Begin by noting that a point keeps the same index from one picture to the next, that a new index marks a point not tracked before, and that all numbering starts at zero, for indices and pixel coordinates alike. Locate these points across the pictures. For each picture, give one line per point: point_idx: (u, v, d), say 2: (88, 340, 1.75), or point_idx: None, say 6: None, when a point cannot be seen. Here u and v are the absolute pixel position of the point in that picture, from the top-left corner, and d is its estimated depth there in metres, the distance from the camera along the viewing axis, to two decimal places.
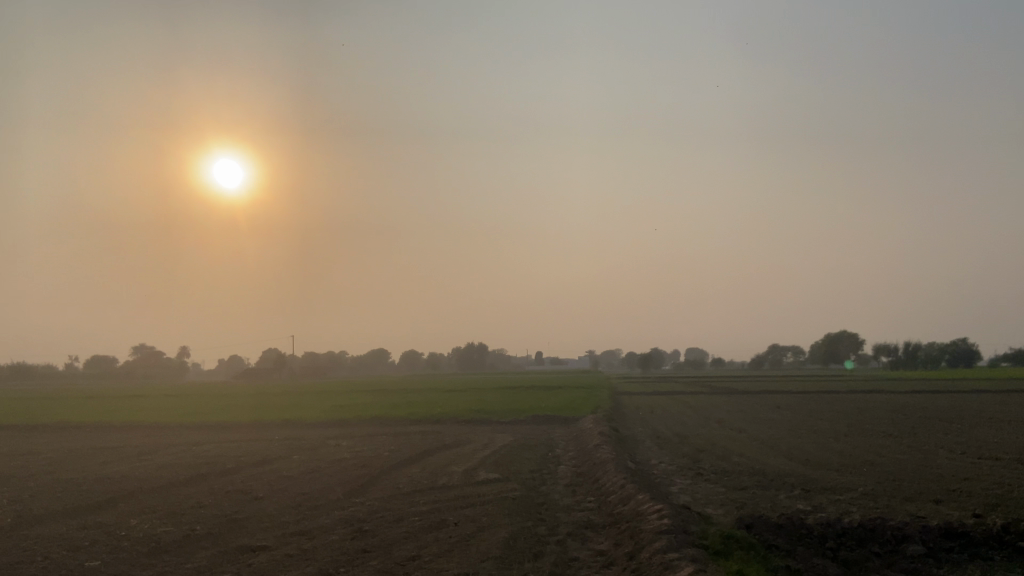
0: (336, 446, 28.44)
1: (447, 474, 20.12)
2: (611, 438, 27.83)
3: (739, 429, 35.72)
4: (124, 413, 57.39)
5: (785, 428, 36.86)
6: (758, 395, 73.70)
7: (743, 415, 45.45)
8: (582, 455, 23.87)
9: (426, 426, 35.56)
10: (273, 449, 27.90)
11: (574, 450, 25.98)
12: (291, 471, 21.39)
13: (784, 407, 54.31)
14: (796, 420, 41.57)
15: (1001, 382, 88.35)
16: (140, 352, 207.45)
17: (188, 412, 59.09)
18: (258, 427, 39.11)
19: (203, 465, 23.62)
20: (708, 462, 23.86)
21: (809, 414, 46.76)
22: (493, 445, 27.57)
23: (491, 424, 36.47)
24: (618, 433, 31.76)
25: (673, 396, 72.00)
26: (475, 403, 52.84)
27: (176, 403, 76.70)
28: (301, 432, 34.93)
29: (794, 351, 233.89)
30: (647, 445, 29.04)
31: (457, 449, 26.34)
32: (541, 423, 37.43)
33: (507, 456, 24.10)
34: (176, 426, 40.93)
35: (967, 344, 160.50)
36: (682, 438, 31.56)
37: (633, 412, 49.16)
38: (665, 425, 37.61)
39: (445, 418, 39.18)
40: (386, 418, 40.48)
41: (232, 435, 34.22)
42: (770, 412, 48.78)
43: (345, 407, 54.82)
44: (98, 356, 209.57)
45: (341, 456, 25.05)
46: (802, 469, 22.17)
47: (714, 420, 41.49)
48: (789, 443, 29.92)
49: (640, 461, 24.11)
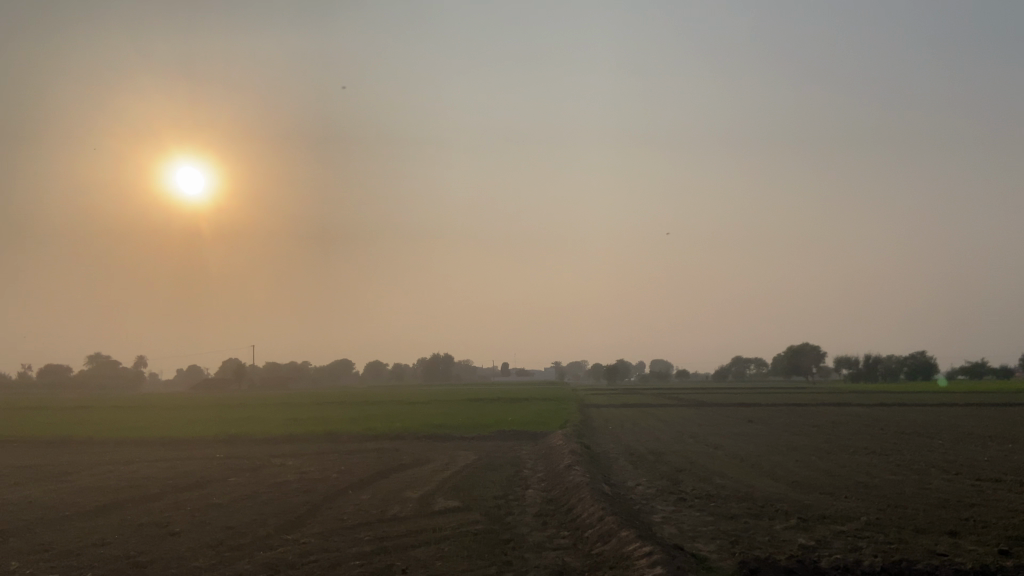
0: (279, 466, 25.70)
1: (401, 502, 17.70)
2: (584, 457, 25.62)
3: (715, 446, 33.75)
4: (63, 425, 53.56)
5: (764, 444, 35.00)
6: (727, 407, 71.81)
7: (717, 429, 43.63)
8: (552, 478, 21.58)
9: (384, 442, 33.00)
10: (208, 470, 25.07)
11: (543, 470, 23.65)
12: (223, 498, 18.76)
13: (757, 420, 52.45)
14: (772, 435, 39.77)
15: (964, 394, 87.96)
16: (96, 361, 200.65)
17: (134, 425, 55.42)
18: (200, 443, 36.09)
19: (126, 489, 20.83)
20: (690, 484, 21.75)
21: (783, 428, 45.11)
22: (454, 465, 25.14)
23: (452, 441, 33.91)
24: (590, 449, 29.55)
25: (642, 408, 69.81)
26: (436, 416, 50.16)
27: (126, 415, 72.51)
28: (248, 449, 32.04)
29: (757, 363, 234.33)
30: (621, 464, 26.87)
31: (415, 470, 23.91)
32: (506, 439, 35.13)
33: (469, 478, 21.75)
34: (112, 441, 37.70)
35: (926, 356, 161.45)
36: (658, 455, 29.46)
37: (602, 426, 47.04)
38: (638, 441, 35.46)
39: (403, 433, 36.55)
40: (341, 433, 37.67)
41: (170, 453, 31.28)
42: (744, 426, 46.99)
43: (300, 421, 51.78)
44: (53, 367, 202.96)
45: (284, 478, 22.38)
46: (795, 494, 20.17)
47: (688, 436, 39.46)
48: (772, 461, 28.02)
49: (616, 484, 21.89)
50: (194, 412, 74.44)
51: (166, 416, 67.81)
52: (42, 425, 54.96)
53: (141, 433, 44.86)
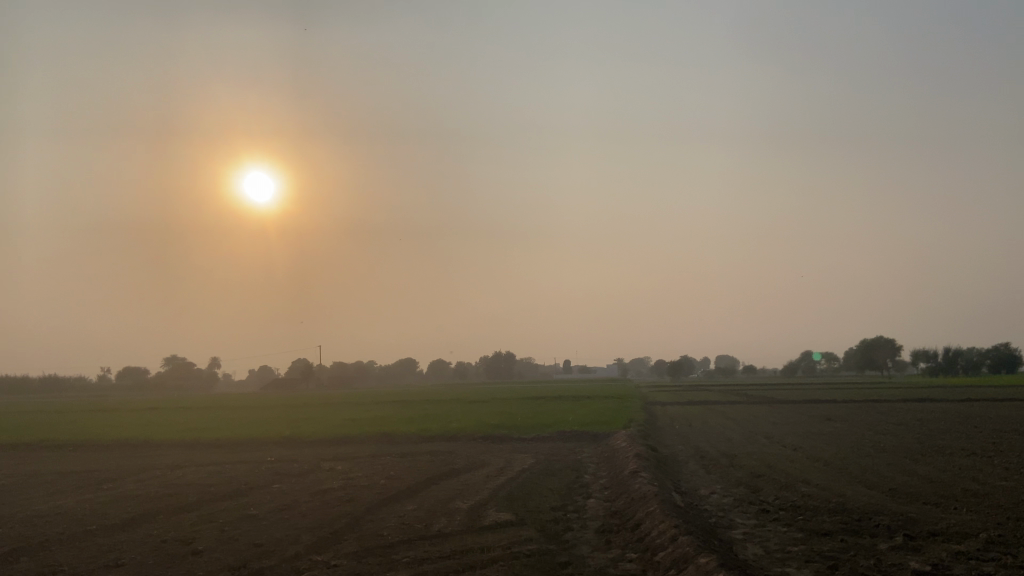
0: (327, 471, 24.40)
1: (448, 515, 16.05)
2: (651, 461, 23.54)
3: (794, 447, 31.18)
4: (126, 428, 53.93)
5: (847, 445, 32.15)
6: (800, 404, 68.17)
7: (793, 429, 40.81)
8: (616, 486, 19.61)
9: (438, 444, 31.50)
10: (253, 476, 23.94)
11: (606, 476, 21.68)
12: (259, 510, 17.48)
13: (835, 418, 49.14)
14: (855, 435, 36.76)
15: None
16: (172, 363, 206.58)
17: (195, 426, 55.45)
18: (254, 445, 35.33)
19: (162, 499, 19.77)
20: (772, 494, 19.47)
21: (866, 426, 41.92)
22: (510, 469, 23.37)
23: (509, 442, 32.19)
24: (657, 452, 27.39)
25: (710, 406, 66.66)
26: (496, 416, 48.68)
27: (193, 416, 73.13)
28: (298, 452, 30.98)
29: (828, 357, 226.16)
30: (691, 469, 24.66)
31: (468, 476, 22.22)
32: (566, 441, 33.22)
33: (526, 485, 19.96)
34: (170, 444, 37.34)
35: (1010, 347, 152.54)
36: (731, 459, 27.13)
37: (669, 425, 44.57)
38: (709, 442, 33.05)
39: (459, 434, 35.01)
40: (395, 435, 36.40)
41: (222, 456, 30.48)
42: (823, 424, 43.96)
43: (358, 421, 51.00)
44: (131, 370, 209.81)
45: (329, 485, 21.00)
46: (893, 505, 17.78)
47: (762, 436, 36.81)
48: (860, 465, 25.43)
49: (688, 492, 19.77)
50: (259, 413, 74.68)
51: (230, 418, 68.20)
52: (110, 426, 55.78)
53: (199, 435, 44.56)
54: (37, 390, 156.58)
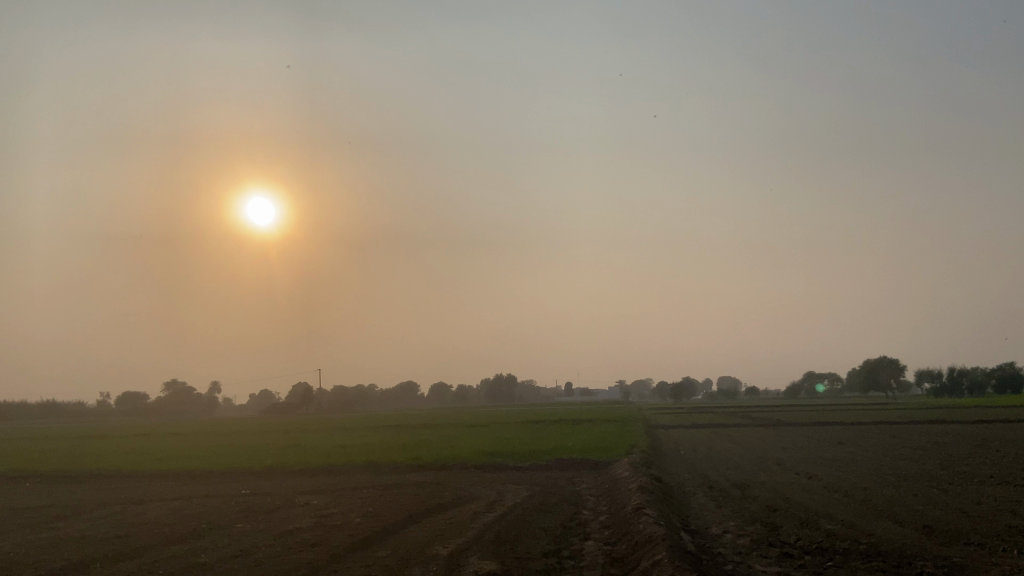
0: (301, 507, 22.22)
1: (422, 564, 13.87)
2: (656, 495, 21.34)
3: (810, 476, 28.91)
4: (108, 456, 51.65)
5: (866, 472, 29.87)
6: (807, 427, 65.75)
7: (805, 454, 38.52)
8: (617, 525, 17.40)
9: (427, 475, 29.30)
10: (219, 513, 21.77)
11: (606, 513, 19.46)
12: (208, 558, 15.28)
13: (847, 442, 46.76)
14: (873, 461, 34.48)
15: None
16: (172, 388, 204.08)
17: (180, 453, 53.18)
18: (232, 475, 33.13)
19: (107, 543, 17.61)
20: (794, 533, 17.23)
21: (881, 451, 39.71)
22: (501, 505, 21.16)
23: (503, 472, 30.05)
24: (662, 483, 25.21)
25: (716, 429, 64.25)
26: (492, 441, 46.44)
27: (183, 442, 70.73)
28: (276, 484, 28.89)
29: (831, 378, 223.80)
30: (701, 502, 22.45)
31: (453, 513, 20.02)
32: (565, 469, 30.99)
33: (516, 525, 17.76)
34: (144, 475, 35.15)
35: (1016, 368, 150.05)
36: (743, 490, 24.92)
37: (674, 451, 42.46)
38: (717, 471, 30.81)
39: (450, 463, 32.79)
40: (382, 463, 34.29)
41: (193, 489, 28.29)
42: (836, 449, 41.70)
43: (348, 447, 48.90)
44: (130, 395, 207.54)
45: (297, 525, 18.74)
46: (934, 547, 15.56)
47: (773, 462, 34.54)
48: (885, 496, 23.20)
49: (700, 533, 17.55)
50: (252, 438, 72.43)
51: (220, 443, 65.94)
52: (91, 455, 53.48)
53: (179, 464, 42.37)
54: (31, 415, 154.03)
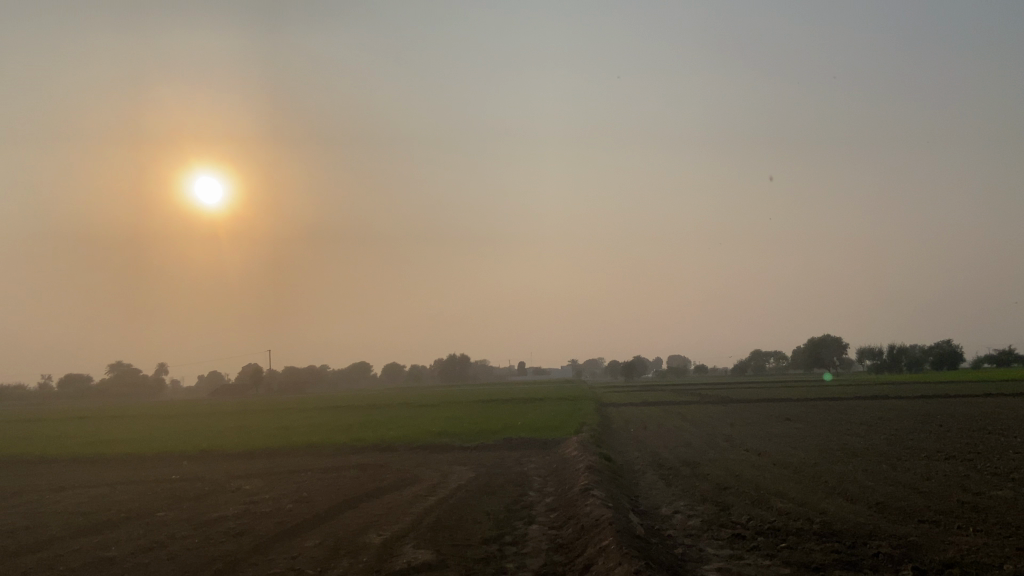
0: (231, 493, 20.83)
1: (352, 554, 12.79)
2: (606, 475, 20.60)
3: (759, 452, 28.68)
4: (38, 440, 49.18)
5: (815, 448, 29.79)
6: (755, 403, 66.36)
7: (754, 430, 38.51)
8: (564, 508, 16.55)
9: (370, 457, 28.15)
10: (142, 500, 20.26)
11: (553, 495, 18.64)
12: (118, 552, 13.90)
13: (794, 417, 47.04)
14: (820, 436, 34.55)
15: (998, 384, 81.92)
16: (115, 369, 198.01)
17: (116, 436, 50.95)
18: (165, 460, 31.47)
19: (9, 535, 16.05)
20: (745, 513, 16.67)
21: (828, 426, 39.92)
22: (444, 487, 20.14)
23: (449, 453, 29.07)
24: (611, 462, 24.56)
25: (666, 407, 64.29)
26: (441, 421, 45.52)
27: (122, 425, 68.18)
28: (210, 468, 27.39)
29: (778, 356, 228.35)
30: (650, 481, 21.83)
31: (393, 496, 18.97)
32: (514, 449, 30.15)
33: (458, 509, 16.77)
34: (71, 460, 33.22)
35: (952, 345, 155.10)
36: (693, 468, 24.41)
37: (624, 429, 42.07)
38: (668, 448, 30.32)
39: (396, 444, 31.69)
40: (325, 445, 32.98)
41: (119, 474, 26.60)
42: (784, 425, 41.81)
43: (293, 429, 47.37)
44: (71, 377, 200.89)
45: (222, 513, 17.38)
46: (889, 526, 15.17)
47: (722, 439, 34.34)
48: (834, 472, 22.94)
49: (650, 514, 16.85)
50: (195, 420, 70.02)
51: (161, 426, 63.56)
52: (20, 439, 50.97)
53: (111, 448, 40.33)
54: None
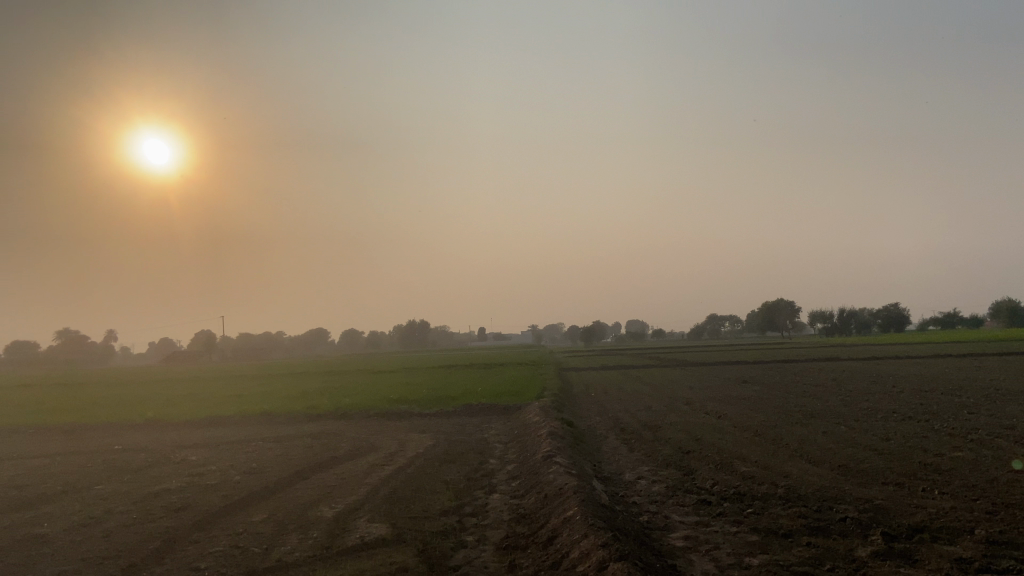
0: (176, 465, 19.87)
1: (302, 530, 12.05)
2: (568, 441, 20.13)
3: (720, 415, 28.57)
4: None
5: (775, 410, 29.82)
6: (713, 367, 66.92)
7: (713, 393, 38.60)
8: (525, 476, 15.99)
9: (326, 425, 27.33)
10: (80, 472, 19.18)
11: (514, 462, 18.09)
12: (49, 528, 12.95)
13: (752, 380, 47.33)
14: (779, 399, 34.66)
15: (946, 346, 83.87)
16: (65, 336, 192.67)
17: (62, 405, 49.24)
18: (110, 429, 30.25)
19: None
20: (709, 478, 16.35)
21: (786, 388, 40.21)
22: (402, 456, 19.47)
23: (407, 420, 28.38)
24: (573, 427, 24.15)
25: (626, 371, 64.41)
26: (399, 388, 44.83)
27: (71, 393, 66.05)
28: (157, 438, 26.29)
29: (733, 321, 231.95)
30: (613, 446, 21.45)
31: (348, 467, 18.23)
32: (474, 416, 29.63)
33: (416, 479, 16.11)
34: (11, 430, 31.75)
35: (900, 309, 159.05)
36: (655, 432, 24.13)
37: (585, 393, 41.90)
38: (629, 412, 30.04)
39: (352, 412, 30.91)
40: (280, 413, 32.03)
41: (59, 445, 25.37)
42: (743, 388, 42.01)
43: (247, 397, 46.22)
44: (18, 345, 195.01)
45: (165, 486, 16.44)
46: (854, 490, 14.95)
47: (683, 402, 34.24)
48: (796, 435, 22.85)
49: (613, 480, 16.40)
50: (147, 388, 68.15)
51: (112, 393, 61.73)
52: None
53: (56, 417, 38.81)
54: None
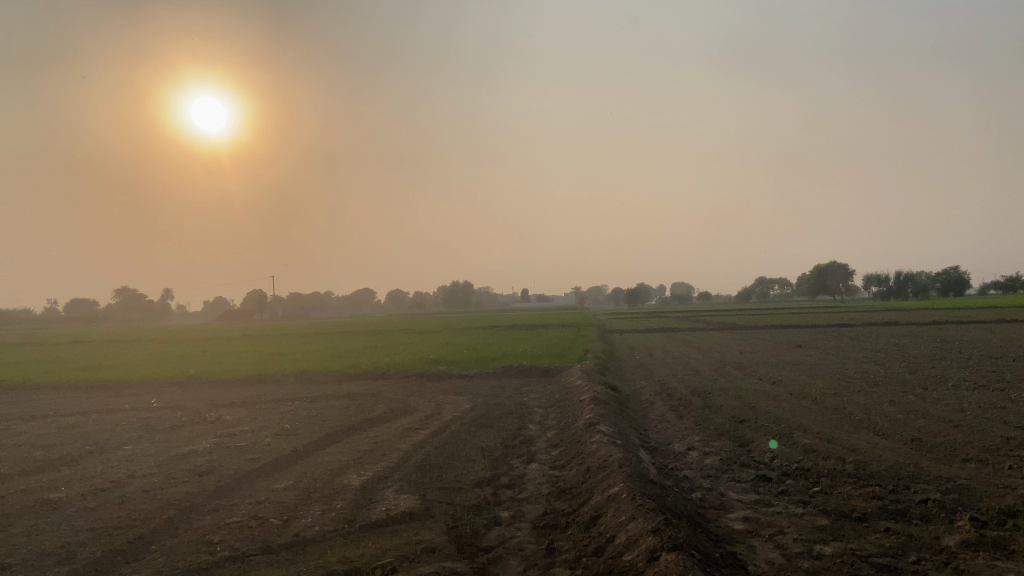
0: (208, 424, 19.31)
1: (326, 500, 11.17)
2: (612, 407, 19.01)
3: (774, 381, 27.14)
4: (32, 365, 48.15)
5: (833, 377, 28.25)
6: (764, 330, 65.02)
7: (765, 358, 37.05)
8: (567, 445, 14.94)
9: (363, 386, 26.70)
10: (112, 432, 18.74)
11: (555, 429, 17.06)
12: (65, 493, 12.31)
13: (806, 345, 45.50)
14: (836, 364, 32.97)
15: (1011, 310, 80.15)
16: (121, 294, 197.94)
17: (111, 362, 49.92)
18: (151, 386, 30.13)
19: None
20: (767, 450, 15.11)
21: (842, 353, 38.44)
22: (438, 420, 18.58)
23: (446, 381, 27.60)
24: (618, 392, 23.02)
25: (673, 333, 63.00)
26: (441, 349, 44.20)
27: (123, 349, 67.25)
28: (194, 396, 25.95)
29: (783, 283, 227.08)
30: (660, 414, 20.27)
31: (382, 430, 17.40)
32: (515, 378, 28.74)
33: (450, 445, 15.21)
34: (55, 386, 31.91)
35: (960, 272, 153.30)
36: (705, 398, 22.88)
37: (629, 356, 40.77)
38: (677, 377, 28.78)
39: (391, 371, 30.29)
40: (319, 372, 31.60)
41: (97, 403, 25.14)
42: (797, 352, 40.31)
43: (289, 355, 46.17)
44: (77, 302, 201.01)
45: (194, 448, 15.81)
46: (931, 468, 13.59)
47: (734, 367, 32.84)
48: (857, 404, 21.39)
49: (662, 451, 15.26)
50: (195, 345, 69.01)
51: (160, 351, 62.56)
52: (13, 364, 49.94)
53: (102, 373, 39.08)
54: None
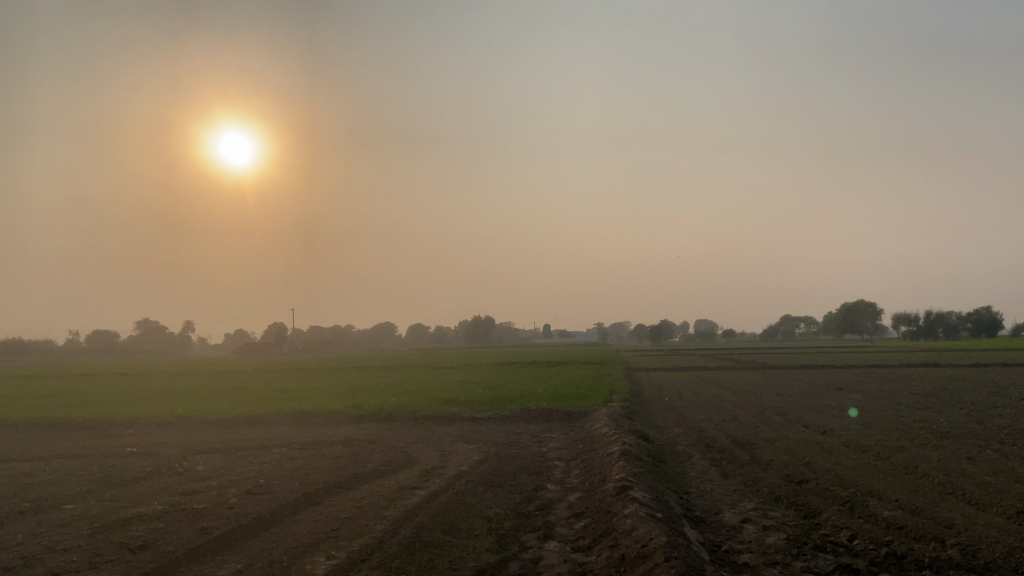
0: (174, 477, 16.61)
1: None
2: (646, 463, 16.11)
3: (825, 431, 24.10)
4: (27, 398, 45.90)
5: (891, 426, 25.08)
6: (798, 370, 61.55)
7: (808, 402, 33.84)
8: (594, 515, 12.11)
9: (362, 430, 23.92)
10: (61, 485, 16.10)
11: (578, 492, 14.21)
12: None
13: (848, 387, 42.18)
14: (889, 411, 29.79)
15: None
16: (144, 326, 197.39)
17: (111, 396, 47.58)
18: (135, 427, 27.58)
19: None
20: (842, 525, 12.16)
21: (892, 399, 35.14)
22: (439, 476, 15.76)
23: (455, 427, 24.75)
24: (650, 442, 20.07)
25: (700, 373, 59.60)
26: (455, 386, 41.46)
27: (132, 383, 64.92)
28: (175, 439, 23.31)
29: (808, 322, 222.24)
30: (701, 471, 17.28)
31: (371, 490, 14.59)
32: (532, 423, 25.79)
33: (449, 513, 12.41)
34: (35, 425, 29.47)
35: (993, 312, 147.87)
36: (750, 451, 19.88)
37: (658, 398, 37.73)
38: (714, 424, 25.70)
39: (395, 414, 27.44)
40: (317, 413, 28.87)
41: (67, 446, 22.56)
42: (840, 396, 37.01)
43: (294, 392, 43.51)
44: (99, 334, 201.09)
45: (143, 510, 13.11)
46: None
47: (775, 412, 29.71)
48: (931, 462, 18.30)
49: (710, 525, 12.37)
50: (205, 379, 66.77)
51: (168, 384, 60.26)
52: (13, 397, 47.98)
53: (93, 410, 36.68)
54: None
